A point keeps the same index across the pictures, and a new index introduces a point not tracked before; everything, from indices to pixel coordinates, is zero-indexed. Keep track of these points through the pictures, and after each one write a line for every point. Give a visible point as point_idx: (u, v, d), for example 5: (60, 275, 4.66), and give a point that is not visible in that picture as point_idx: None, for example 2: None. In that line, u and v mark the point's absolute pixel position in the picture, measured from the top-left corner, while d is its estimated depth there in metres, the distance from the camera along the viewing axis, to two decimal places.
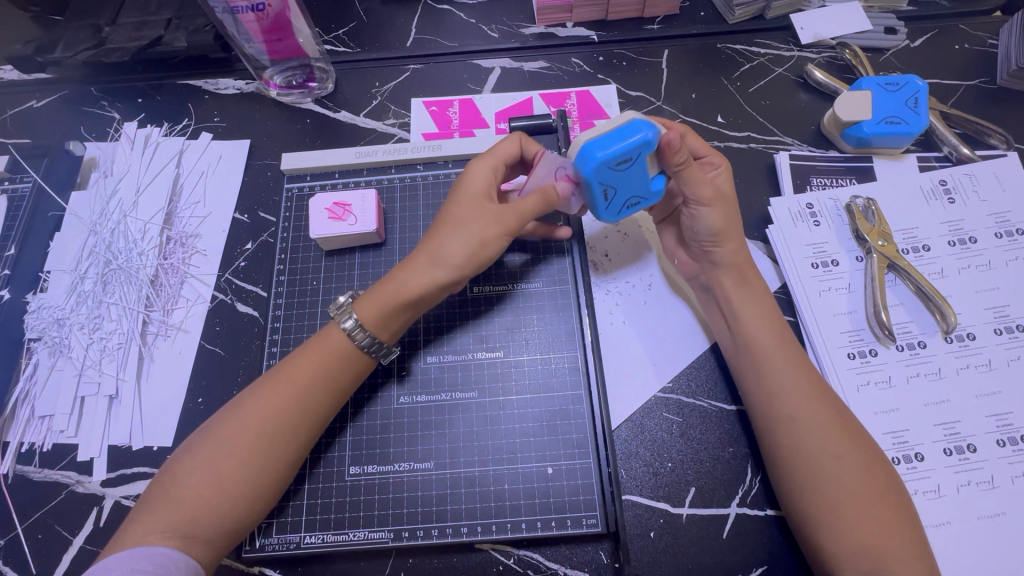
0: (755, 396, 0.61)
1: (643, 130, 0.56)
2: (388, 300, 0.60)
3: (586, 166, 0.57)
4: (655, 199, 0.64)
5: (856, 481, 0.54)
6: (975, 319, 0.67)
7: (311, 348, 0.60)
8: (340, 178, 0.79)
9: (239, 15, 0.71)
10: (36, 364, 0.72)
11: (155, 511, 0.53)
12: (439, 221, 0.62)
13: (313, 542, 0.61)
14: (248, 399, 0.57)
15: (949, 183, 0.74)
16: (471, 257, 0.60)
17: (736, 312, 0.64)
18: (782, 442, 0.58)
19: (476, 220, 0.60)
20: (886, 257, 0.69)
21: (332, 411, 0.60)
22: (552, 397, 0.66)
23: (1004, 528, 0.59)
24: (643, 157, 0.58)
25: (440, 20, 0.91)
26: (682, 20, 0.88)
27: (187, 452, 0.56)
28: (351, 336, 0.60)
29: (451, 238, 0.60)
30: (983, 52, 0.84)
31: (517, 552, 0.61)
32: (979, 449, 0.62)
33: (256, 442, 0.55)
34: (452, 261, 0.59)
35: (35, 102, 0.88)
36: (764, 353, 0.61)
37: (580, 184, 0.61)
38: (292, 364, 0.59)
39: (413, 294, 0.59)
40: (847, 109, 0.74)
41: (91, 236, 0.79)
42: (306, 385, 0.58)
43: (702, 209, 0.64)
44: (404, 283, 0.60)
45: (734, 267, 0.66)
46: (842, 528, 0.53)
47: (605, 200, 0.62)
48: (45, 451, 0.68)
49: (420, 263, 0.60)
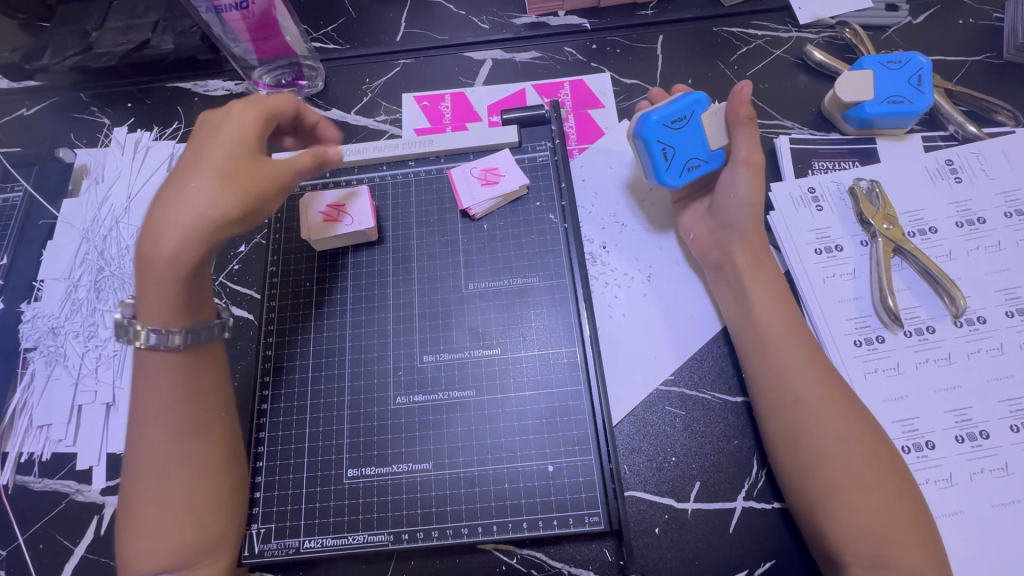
0: (758, 377, 0.60)
1: (693, 94, 0.68)
2: (172, 265, 0.52)
3: (645, 125, 0.66)
4: (715, 165, 0.69)
5: (860, 464, 0.53)
6: (985, 301, 0.65)
7: (151, 374, 0.55)
8: (330, 176, 0.77)
9: (224, 14, 0.70)
10: (32, 374, 0.72)
11: (128, 540, 0.53)
12: (187, 167, 0.54)
13: (312, 546, 0.60)
14: (140, 438, 0.54)
15: (956, 162, 0.72)
16: (211, 208, 0.52)
17: (743, 287, 0.63)
18: (788, 425, 0.56)
19: (231, 172, 0.54)
20: (892, 240, 0.67)
21: (216, 414, 0.57)
22: (551, 393, 0.65)
23: (1019, 516, 0.57)
24: (697, 119, 0.67)
25: (430, 12, 0.89)
26: (676, 4, 0.86)
27: (126, 499, 0.54)
28: (162, 345, 0.55)
29: (200, 184, 0.53)
30: (988, 26, 0.82)
31: (520, 552, 0.60)
32: (992, 436, 0.60)
33: (179, 467, 0.54)
34: (203, 201, 0.52)
35: (25, 109, 0.88)
36: (772, 332, 0.60)
37: (640, 152, 0.69)
38: (150, 391, 0.55)
39: (187, 252, 0.52)
40: (849, 88, 0.72)
41: (83, 244, 0.78)
42: (177, 400, 0.55)
43: (743, 171, 0.66)
44: (154, 241, 0.52)
45: (750, 244, 0.66)
46: (844, 511, 0.52)
47: (665, 160, 0.67)
48: (44, 461, 0.68)
49: (177, 213, 0.52)
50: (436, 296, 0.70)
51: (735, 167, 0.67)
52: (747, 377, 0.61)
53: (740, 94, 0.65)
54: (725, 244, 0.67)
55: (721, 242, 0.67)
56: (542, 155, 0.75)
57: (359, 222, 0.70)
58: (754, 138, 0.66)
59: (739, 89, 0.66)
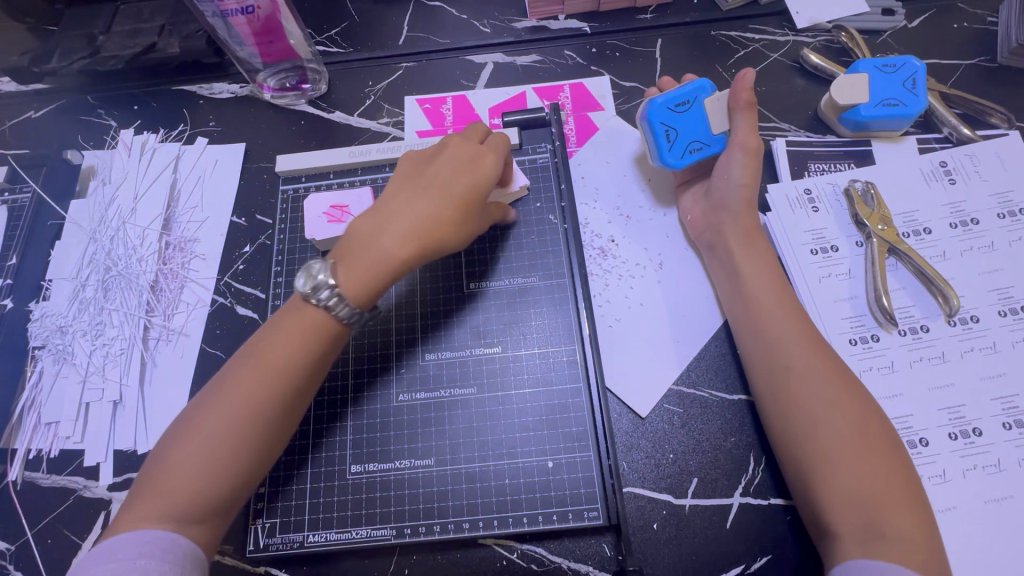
0: (752, 348, 0.61)
1: (699, 81, 0.71)
2: (375, 268, 0.57)
3: (649, 109, 0.71)
4: (716, 150, 0.70)
5: (851, 431, 0.54)
6: (978, 301, 0.66)
7: (285, 331, 0.57)
8: (335, 178, 0.79)
9: (230, 18, 0.71)
10: (40, 372, 0.73)
11: (150, 484, 0.52)
12: (442, 192, 0.60)
13: (316, 540, 0.61)
14: (230, 387, 0.55)
15: (950, 164, 0.73)
16: (446, 229, 0.60)
17: (736, 264, 0.65)
18: (779, 394, 0.58)
19: (455, 198, 0.61)
20: (886, 241, 0.68)
21: (303, 399, 0.57)
22: (551, 391, 0.66)
23: (1011, 512, 0.58)
24: (701, 104, 0.71)
25: (432, 17, 0.91)
26: (674, 9, 0.87)
27: (175, 439, 0.54)
28: (327, 308, 0.56)
29: (428, 208, 0.60)
30: (983, 30, 0.83)
31: (520, 547, 0.61)
32: (984, 433, 0.61)
33: (241, 432, 0.53)
34: (437, 223, 0.59)
35: (33, 112, 0.89)
36: (765, 303, 0.62)
37: (647, 134, 0.73)
38: (271, 347, 0.56)
39: (397, 257, 0.58)
40: (845, 91, 0.73)
41: (91, 244, 0.79)
42: (285, 369, 0.55)
43: (738, 154, 0.68)
44: (386, 245, 0.58)
45: (741, 226, 0.67)
46: (834, 473, 0.53)
47: (667, 141, 0.70)
48: (52, 457, 0.69)
49: (434, 230, 0.59)
50: (438, 295, 0.71)
51: (731, 150, 0.68)
52: (744, 357, 0.63)
53: (742, 79, 0.67)
54: (716, 223, 0.69)
55: (713, 223, 0.69)
56: (542, 157, 0.77)
57: None
58: (752, 122, 0.68)
59: (741, 74, 0.68)
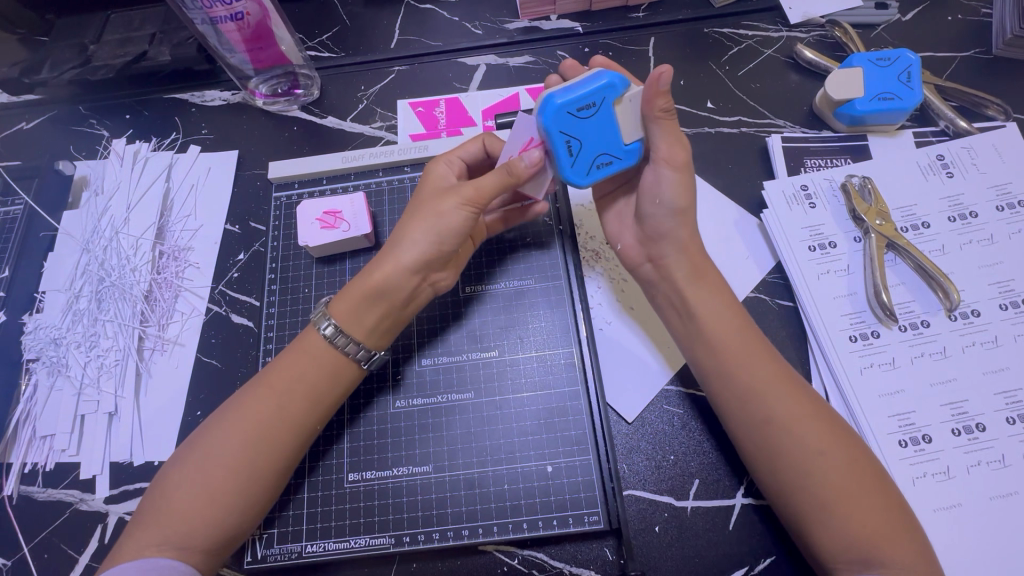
0: (725, 398, 0.57)
1: (611, 76, 0.55)
2: (356, 296, 0.59)
3: (550, 112, 0.54)
4: (627, 163, 0.61)
5: (841, 477, 0.51)
6: (979, 295, 0.66)
7: (290, 355, 0.59)
8: (328, 183, 0.80)
9: (219, 25, 0.71)
10: (35, 385, 0.73)
11: (152, 519, 0.53)
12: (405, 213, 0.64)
13: (314, 550, 0.60)
14: (229, 412, 0.56)
15: (947, 157, 0.72)
16: (405, 235, 0.60)
17: (693, 307, 0.60)
18: (762, 444, 0.54)
19: (414, 209, 0.62)
20: (884, 236, 0.68)
21: (305, 419, 0.57)
22: (550, 394, 0.65)
23: (1017, 507, 0.57)
24: (608, 107, 0.56)
25: (424, 20, 0.90)
26: (667, 6, 0.87)
27: (174, 469, 0.55)
28: (333, 343, 0.59)
29: (398, 227, 0.62)
30: (977, 22, 0.83)
31: (521, 552, 0.60)
32: (988, 428, 0.60)
33: (239, 454, 0.54)
34: (403, 237, 0.60)
35: (25, 123, 0.88)
36: (731, 351, 0.58)
37: (545, 142, 0.58)
38: (273, 370, 0.58)
39: (372, 279, 0.59)
40: (840, 87, 0.72)
41: (84, 255, 0.79)
42: (283, 391, 0.57)
43: (666, 172, 0.61)
44: (366, 273, 0.60)
45: (687, 257, 0.62)
46: (834, 521, 0.50)
47: (571, 155, 0.57)
48: (48, 471, 0.68)
49: (388, 247, 0.61)
50: None
51: (657, 167, 0.61)
52: (713, 401, 0.59)
53: (657, 82, 0.54)
54: (658, 256, 0.64)
55: (652, 254, 0.65)
56: None
57: (356, 230, 0.72)
58: (673, 133, 0.59)
59: (655, 77, 0.54)
